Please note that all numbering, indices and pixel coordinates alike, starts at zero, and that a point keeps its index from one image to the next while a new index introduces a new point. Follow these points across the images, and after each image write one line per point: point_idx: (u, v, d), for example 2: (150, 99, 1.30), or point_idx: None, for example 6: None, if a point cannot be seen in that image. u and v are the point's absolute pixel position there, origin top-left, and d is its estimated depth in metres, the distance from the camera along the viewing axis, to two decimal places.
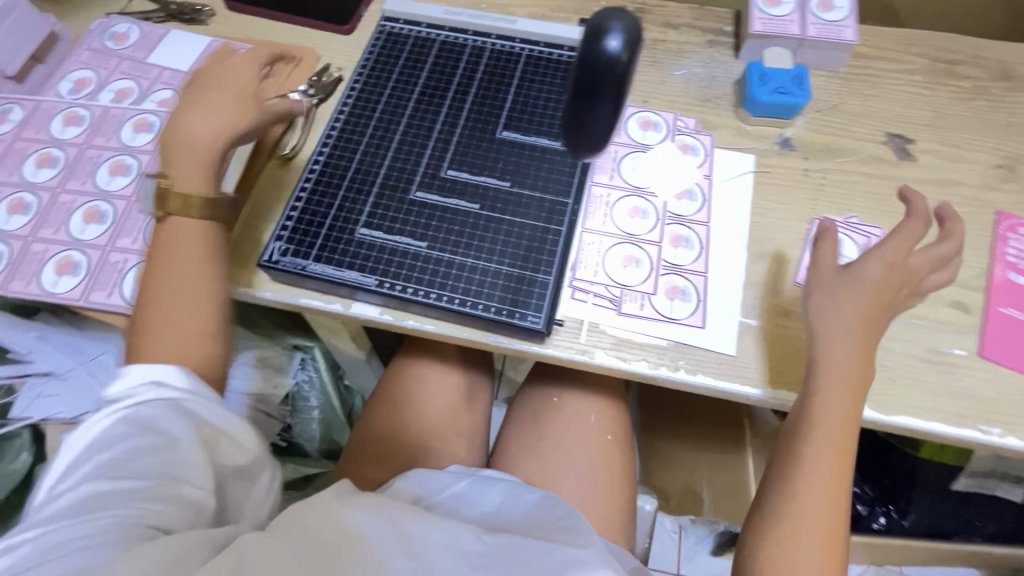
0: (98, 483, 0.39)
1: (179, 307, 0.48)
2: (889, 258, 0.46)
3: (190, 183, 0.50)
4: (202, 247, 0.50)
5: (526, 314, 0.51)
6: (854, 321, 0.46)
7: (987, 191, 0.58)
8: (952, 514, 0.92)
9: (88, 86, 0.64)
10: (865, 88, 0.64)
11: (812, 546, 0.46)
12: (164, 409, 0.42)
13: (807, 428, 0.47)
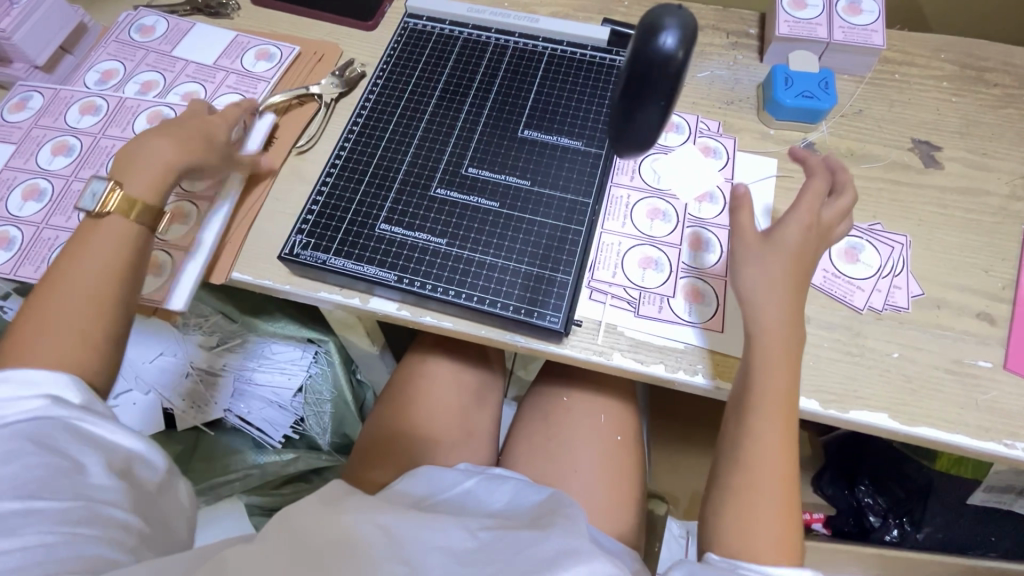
0: (11, 504, 0.35)
1: (76, 311, 0.43)
2: (805, 221, 0.47)
3: (136, 187, 0.47)
4: (127, 244, 0.46)
5: (545, 314, 0.51)
6: (781, 288, 0.46)
7: (1016, 201, 0.57)
8: (968, 529, 0.91)
9: (113, 77, 0.65)
10: (892, 93, 0.63)
11: (769, 534, 0.43)
12: (56, 427, 0.39)
13: (752, 400, 0.45)
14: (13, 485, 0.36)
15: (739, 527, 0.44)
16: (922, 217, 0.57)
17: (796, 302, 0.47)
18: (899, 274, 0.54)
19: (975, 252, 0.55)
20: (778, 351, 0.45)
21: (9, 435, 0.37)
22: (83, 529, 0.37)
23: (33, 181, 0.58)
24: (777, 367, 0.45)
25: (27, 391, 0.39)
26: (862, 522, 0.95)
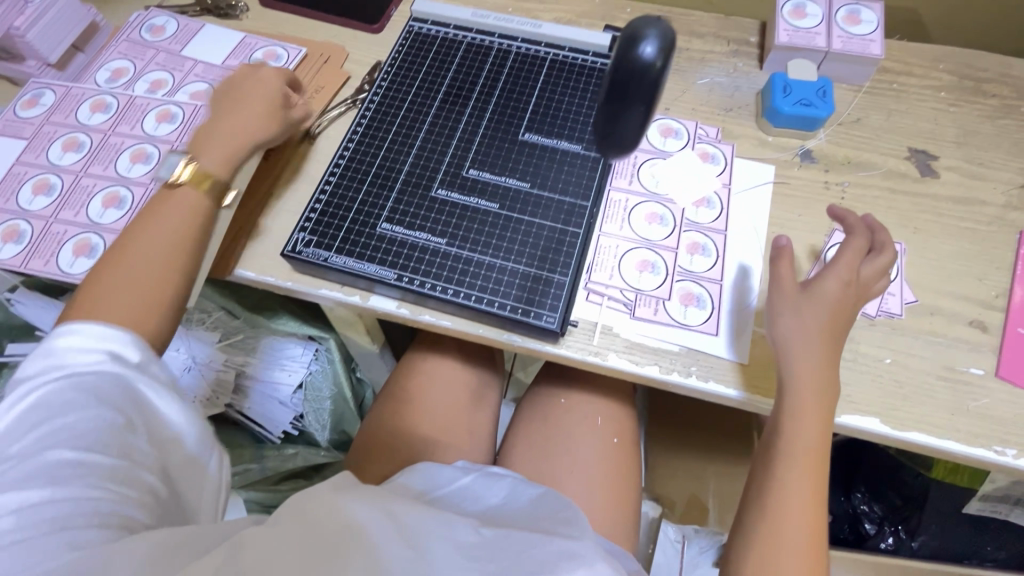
0: (66, 454, 0.38)
1: (144, 279, 0.46)
2: (844, 275, 0.48)
3: (211, 160, 0.51)
4: (185, 221, 0.49)
5: (541, 314, 0.51)
6: (817, 338, 0.47)
7: (1011, 211, 0.58)
8: (963, 538, 0.91)
9: (124, 76, 0.66)
10: (890, 102, 0.64)
11: None
12: (114, 383, 0.41)
13: (783, 449, 0.47)
14: (68, 435, 0.38)
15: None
16: (917, 226, 0.57)
17: (833, 357, 0.47)
18: (893, 281, 0.54)
19: (969, 261, 0.55)
20: (813, 404, 0.46)
21: (73, 385, 0.40)
22: (116, 489, 0.39)
23: (44, 176, 0.60)
24: (812, 421, 0.46)
25: (92, 347, 0.42)
26: (857, 529, 0.96)
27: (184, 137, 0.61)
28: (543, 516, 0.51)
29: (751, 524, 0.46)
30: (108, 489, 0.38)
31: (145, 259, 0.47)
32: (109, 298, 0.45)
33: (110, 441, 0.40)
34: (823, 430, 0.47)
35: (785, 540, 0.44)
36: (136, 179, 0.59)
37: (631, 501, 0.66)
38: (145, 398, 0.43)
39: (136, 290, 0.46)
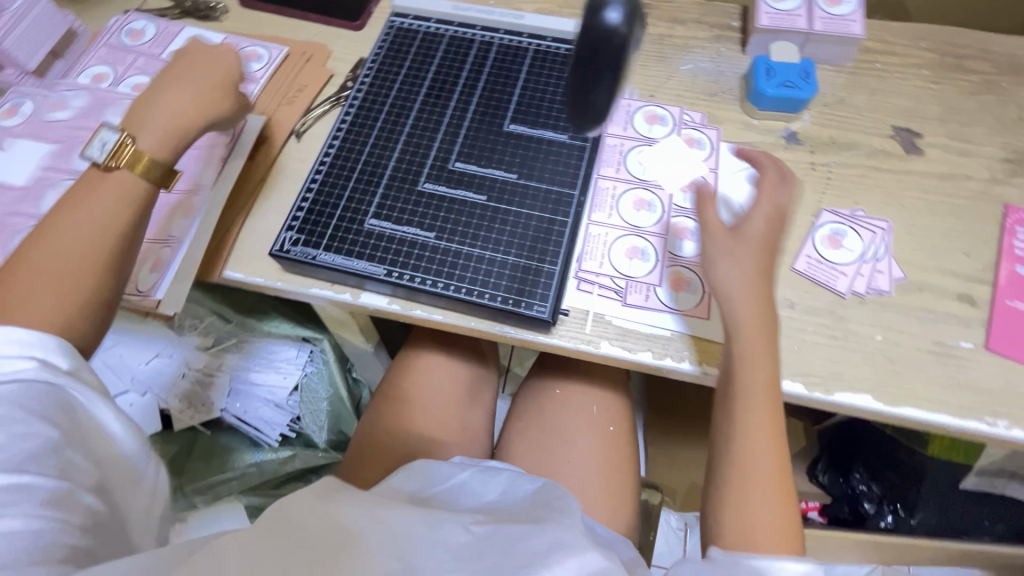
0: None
1: (68, 276, 0.42)
2: (765, 211, 0.49)
3: (151, 143, 0.47)
4: (122, 203, 0.46)
5: (533, 304, 0.51)
6: (754, 273, 0.47)
7: (995, 185, 0.58)
8: (962, 513, 0.91)
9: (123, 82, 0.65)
10: (873, 82, 0.64)
11: (765, 520, 0.43)
12: (47, 395, 0.39)
13: (739, 390, 0.46)
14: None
15: (741, 523, 0.43)
16: (903, 203, 0.58)
17: (771, 290, 0.47)
18: (881, 258, 0.55)
19: (955, 236, 0.56)
20: (763, 344, 0.46)
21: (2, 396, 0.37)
22: (51, 512, 0.37)
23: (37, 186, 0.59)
24: (767, 361, 0.45)
25: (17, 353, 0.39)
26: (856, 509, 0.97)
27: None
28: (539, 510, 0.50)
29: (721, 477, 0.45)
30: (50, 515, 0.37)
31: (92, 247, 0.44)
32: (27, 279, 0.42)
33: (45, 462, 0.38)
34: (775, 367, 0.46)
35: (755, 479, 0.44)
36: None
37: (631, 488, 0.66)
38: (87, 404, 0.42)
39: (63, 275, 0.42)
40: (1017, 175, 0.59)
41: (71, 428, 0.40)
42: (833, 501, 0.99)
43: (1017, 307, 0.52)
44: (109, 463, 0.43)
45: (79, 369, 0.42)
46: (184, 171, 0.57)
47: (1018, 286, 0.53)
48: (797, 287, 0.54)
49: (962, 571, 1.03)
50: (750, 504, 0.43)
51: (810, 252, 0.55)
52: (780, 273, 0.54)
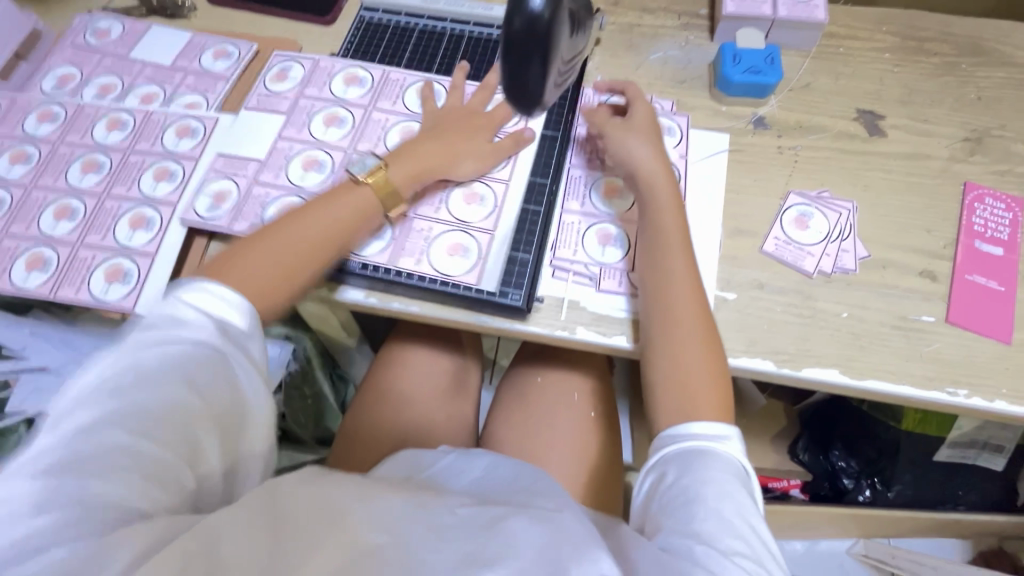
0: (121, 436, 0.38)
1: (270, 260, 0.49)
2: (644, 104, 0.58)
3: (396, 172, 0.55)
4: (352, 212, 0.53)
5: (507, 292, 0.53)
6: (648, 145, 0.55)
7: (955, 163, 0.60)
8: (936, 484, 0.94)
9: (282, 82, 0.63)
10: (837, 66, 0.65)
11: (698, 389, 0.47)
12: (206, 350, 0.43)
13: (659, 264, 0.51)
14: (133, 411, 0.40)
15: (674, 389, 0.47)
16: (867, 183, 0.59)
17: (671, 194, 0.53)
18: (846, 238, 0.56)
19: (917, 214, 0.57)
20: (668, 242, 0.51)
21: (160, 353, 0.42)
22: (151, 483, 0.38)
23: (220, 182, 0.57)
24: (674, 256, 0.51)
25: (206, 307, 0.45)
26: (836, 485, 0.99)
27: (136, 144, 0.60)
28: (518, 493, 0.51)
29: (654, 371, 0.49)
30: (150, 485, 0.38)
31: (283, 253, 0.49)
32: (238, 256, 0.49)
33: (167, 429, 0.40)
34: (685, 243, 0.51)
35: (682, 351, 0.48)
36: (89, 190, 0.58)
37: (613, 471, 0.67)
38: (235, 378, 0.44)
39: (256, 269, 0.48)
40: (976, 153, 0.60)
41: (214, 400, 0.42)
42: (813, 479, 1.01)
43: (976, 281, 0.54)
44: (242, 443, 0.45)
45: (242, 337, 0.45)
46: (472, 195, 0.57)
47: (976, 261, 0.55)
48: (766, 268, 0.55)
49: (940, 541, 1.06)
50: (681, 371, 0.47)
51: (778, 234, 0.56)
52: (749, 255, 0.56)
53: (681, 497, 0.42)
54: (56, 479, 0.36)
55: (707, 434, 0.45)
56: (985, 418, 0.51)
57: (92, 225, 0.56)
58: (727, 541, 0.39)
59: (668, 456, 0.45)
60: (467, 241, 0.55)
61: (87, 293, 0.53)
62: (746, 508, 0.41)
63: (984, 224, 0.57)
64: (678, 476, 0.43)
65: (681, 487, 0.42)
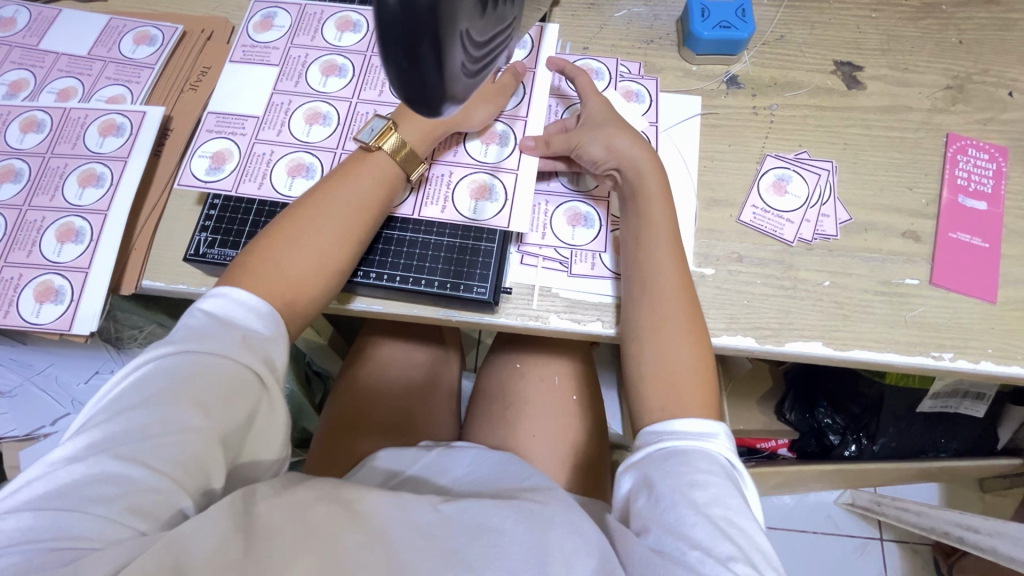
0: (118, 457, 0.35)
1: (299, 253, 0.45)
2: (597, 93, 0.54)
3: (409, 133, 0.50)
4: (371, 194, 0.48)
5: (472, 285, 0.50)
6: (626, 134, 0.51)
7: (937, 114, 0.57)
8: (920, 435, 0.96)
9: (271, 32, 0.58)
10: (812, 15, 0.61)
11: (683, 378, 0.45)
12: (213, 357, 0.39)
13: (644, 260, 0.47)
14: (136, 427, 0.36)
15: (662, 382, 0.45)
16: (846, 141, 0.56)
17: (660, 186, 0.49)
18: (827, 201, 0.53)
19: (899, 170, 0.55)
20: (653, 247, 0.47)
21: (170, 366, 0.39)
22: (146, 499, 0.34)
23: (219, 142, 0.53)
24: (653, 251, 0.47)
25: (222, 313, 0.42)
26: (823, 442, 0.99)
27: (55, 147, 0.55)
28: (509, 488, 0.49)
29: (640, 366, 0.46)
30: (145, 500, 0.34)
31: (308, 243, 0.46)
32: (261, 254, 0.45)
33: (168, 443, 0.36)
34: (673, 238, 0.48)
35: (670, 340, 0.45)
36: (8, 202, 0.53)
37: (601, 458, 0.65)
38: (248, 395, 0.40)
39: (282, 263, 0.45)
40: (959, 102, 0.57)
41: (229, 412, 0.38)
42: (800, 437, 1.00)
43: (960, 239, 0.52)
44: (261, 450, 0.41)
45: (255, 344, 0.41)
46: (490, 138, 0.54)
47: (960, 217, 0.53)
48: (745, 239, 0.52)
49: (925, 487, 1.08)
50: (667, 360, 0.45)
51: (756, 202, 0.54)
52: (726, 226, 0.53)
53: (667, 500, 0.40)
54: (50, 498, 0.33)
55: (693, 432, 0.42)
56: (970, 379, 0.50)
57: (15, 241, 0.51)
58: (720, 545, 0.37)
59: (652, 459, 0.42)
60: (489, 183, 0.53)
61: (16, 316, 0.49)
62: (737, 510, 0.39)
63: (968, 178, 0.54)
64: (662, 478, 0.41)
65: (668, 488, 0.40)
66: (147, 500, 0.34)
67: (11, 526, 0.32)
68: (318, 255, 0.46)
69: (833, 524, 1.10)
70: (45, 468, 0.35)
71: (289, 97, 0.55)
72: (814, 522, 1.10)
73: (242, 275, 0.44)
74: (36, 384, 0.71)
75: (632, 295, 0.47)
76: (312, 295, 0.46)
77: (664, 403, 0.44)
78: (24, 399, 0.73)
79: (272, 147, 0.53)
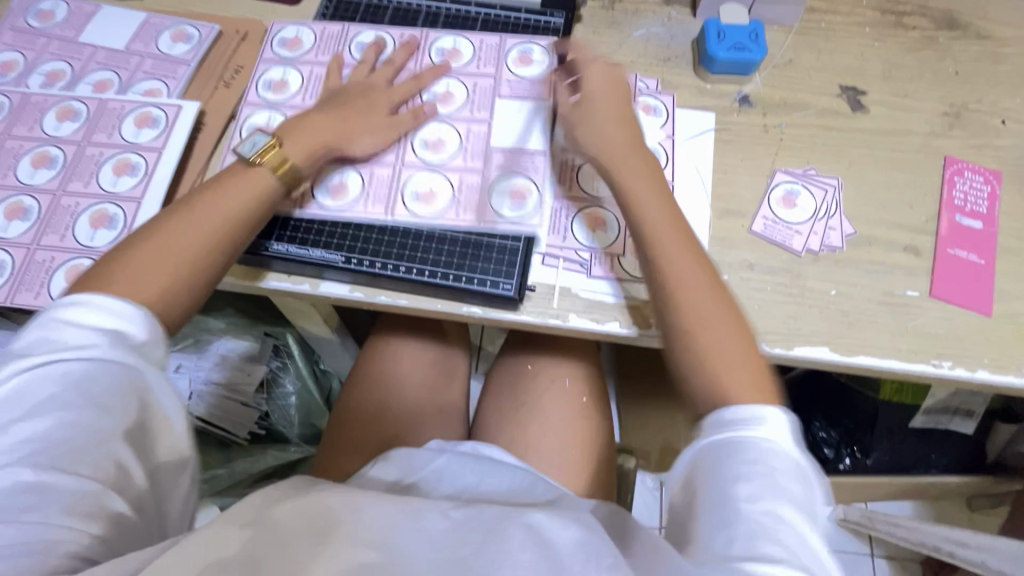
0: (29, 473, 0.34)
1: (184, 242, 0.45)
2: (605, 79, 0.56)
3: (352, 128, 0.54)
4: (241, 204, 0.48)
5: (498, 282, 0.52)
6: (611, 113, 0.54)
7: (935, 138, 0.61)
8: (911, 450, 0.98)
9: (303, 44, 0.61)
10: (819, 41, 0.65)
11: (734, 378, 0.44)
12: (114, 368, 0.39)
13: (650, 227, 0.49)
14: (36, 445, 0.35)
15: (714, 383, 0.45)
16: (851, 160, 0.59)
17: (637, 163, 0.52)
18: (833, 215, 0.56)
19: (899, 189, 0.58)
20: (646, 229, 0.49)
21: (59, 375, 0.38)
22: (83, 501, 0.35)
23: (264, 114, 0.58)
24: (664, 242, 0.49)
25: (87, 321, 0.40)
26: (818, 455, 1.01)
27: (91, 136, 0.56)
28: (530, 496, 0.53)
29: (697, 365, 0.45)
30: (81, 506, 0.35)
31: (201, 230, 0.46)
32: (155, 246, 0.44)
33: (81, 448, 0.36)
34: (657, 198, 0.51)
35: (715, 339, 0.46)
36: (42, 188, 0.54)
37: (605, 452, 0.67)
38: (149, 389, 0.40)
39: (175, 228, 0.45)
40: (955, 128, 0.61)
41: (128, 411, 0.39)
42: None
43: (958, 256, 0.55)
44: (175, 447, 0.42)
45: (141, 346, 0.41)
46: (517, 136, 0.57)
47: (958, 235, 0.56)
48: (756, 248, 0.55)
49: (916, 504, 1.10)
50: (721, 353, 0.45)
51: (766, 213, 0.56)
52: (738, 236, 0.56)
53: (724, 483, 0.39)
54: None
55: (738, 423, 0.42)
56: (964, 388, 0.52)
57: (48, 225, 0.52)
58: (761, 549, 0.36)
59: (721, 434, 0.42)
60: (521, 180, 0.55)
61: (47, 298, 0.50)
62: (784, 485, 0.39)
63: (964, 199, 0.57)
64: (715, 476, 0.40)
65: (730, 519, 0.38)
66: (81, 505, 0.35)
67: None
68: (234, 189, 0.48)
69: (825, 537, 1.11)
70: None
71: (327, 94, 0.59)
72: None
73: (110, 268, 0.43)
74: None
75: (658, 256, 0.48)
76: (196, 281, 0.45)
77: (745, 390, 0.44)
78: None
79: None
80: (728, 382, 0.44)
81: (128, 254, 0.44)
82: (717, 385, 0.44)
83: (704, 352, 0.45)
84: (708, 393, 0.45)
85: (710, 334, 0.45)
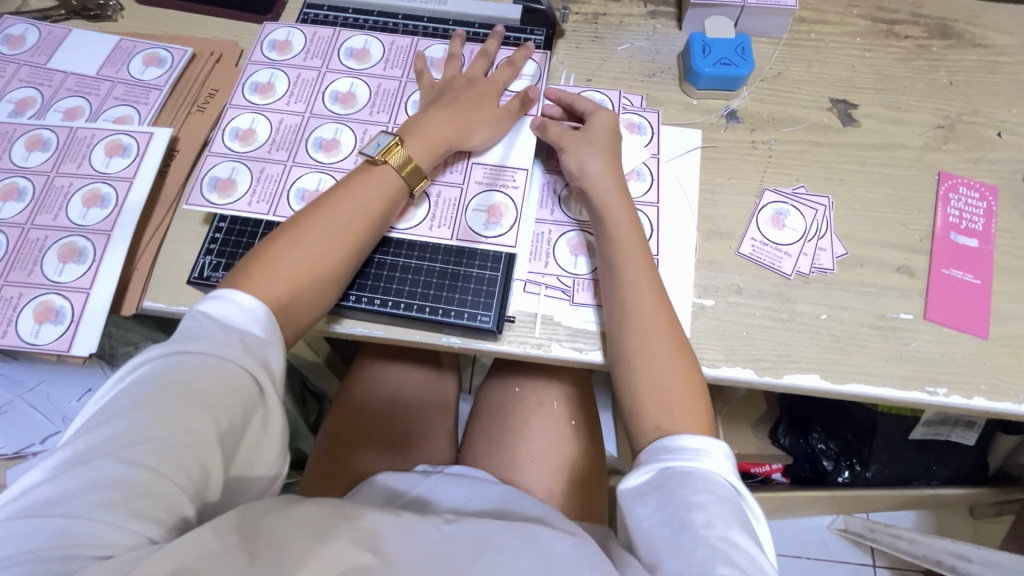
0: (113, 467, 0.33)
1: (316, 243, 0.46)
2: (607, 120, 0.54)
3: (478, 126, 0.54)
4: (373, 206, 0.49)
5: (477, 314, 0.50)
6: (603, 150, 0.53)
7: (929, 152, 0.59)
8: (912, 462, 0.96)
9: (292, 49, 0.60)
10: (809, 53, 0.63)
11: (668, 411, 0.45)
12: (220, 364, 0.38)
13: (617, 252, 0.49)
14: (128, 439, 0.34)
15: (652, 408, 0.45)
16: (842, 177, 0.57)
17: (629, 205, 0.51)
18: (824, 236, 0.55)
19: (892, 207, 0.56)
20: (617, 254, 0.49)
21: (164, 368, 0.38)
22: (152, 503, 0.33)
23: (247, 117, 0.57)
24: (628, 267, 0.48)
25: (224, 317, 0.41)
26: (816, 466, 0.99)
27: (60, 166, 0.55)
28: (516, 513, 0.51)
29: (630, 389, 0.46)
30: (149, 510, 0.33)
31: (315, 239, 0.46)
32: (297, 245, 0.46)
33: (167, 445, 0.35)
34: (631, 224, 0.50)
35: (659, 370, 0.46)
36: (10, 220, 0.52)
37: (596, 482, 0.65)
38: (248, 389, 0.39)
39: (308, 227, 0.47)
40: (950, 141, 0.59)
41: (225, 413, 0.37)
42: (794, 461, 1.00)
43: (953, 275, 0.53)
44: (257, 463, 0.40)
45: (256, 349, 0.40)
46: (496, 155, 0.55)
47: (952, 254, 0.54)
48: (743, 271, 0.53)
49: (919, 515, 1.08)
50: (662, 385, 0.45)
51: (755, 235, 0.55)
52: (725, 258, 0.54)
53: (675, 509, 0.39)
54: (50, 508, 0.32)
55: (687, 449, 0.42)
56: (960, 414, 0.51)
57: (16, 260, 0.51)
58: (719, 570, 0.36)
59: (669, 462, 0.42)
60: (501, 203, 0.53)
61: (14, 336, 0.48)
62: (736, 509, 0.39)
63: (960, 216, 0.56)
64: (666, 503, 0.40)
65: (688, 541, 0.38)
66: (150, 508, 0.33)
67: (17, 533, 0.31)
68: (373, 185, 0.49)
69: (827, 549, 1.10)
70: (46, 474, 0.33)
71: (305, 113, 0.57)
72: (808, 547, 1.10)
73: (245, 279, 0.44)
74: (30, 402, 0.70)
75: (617, 280, 0.48)
76: (321, 286, 0.46)
77: (680, 422, 0.44)
78: (14, 417, 0.72)
79: (285, 165, 0.55)
80: (663, 416, 0.45)
81: (264, 253, 0.45)
82: (656, 413, 0.45)
83: (642, 387, 0.46)
84: (640, 421, 0.46)
85: (649, 365, 0.46)
